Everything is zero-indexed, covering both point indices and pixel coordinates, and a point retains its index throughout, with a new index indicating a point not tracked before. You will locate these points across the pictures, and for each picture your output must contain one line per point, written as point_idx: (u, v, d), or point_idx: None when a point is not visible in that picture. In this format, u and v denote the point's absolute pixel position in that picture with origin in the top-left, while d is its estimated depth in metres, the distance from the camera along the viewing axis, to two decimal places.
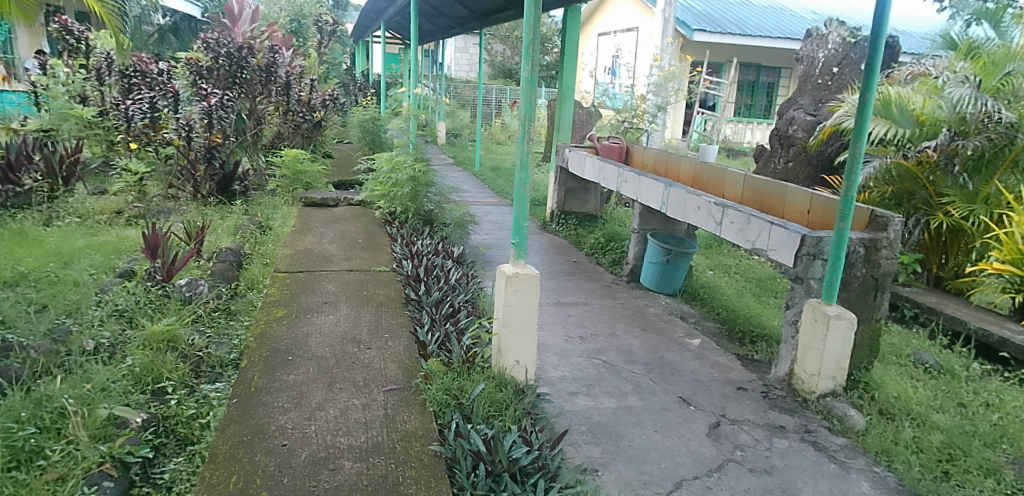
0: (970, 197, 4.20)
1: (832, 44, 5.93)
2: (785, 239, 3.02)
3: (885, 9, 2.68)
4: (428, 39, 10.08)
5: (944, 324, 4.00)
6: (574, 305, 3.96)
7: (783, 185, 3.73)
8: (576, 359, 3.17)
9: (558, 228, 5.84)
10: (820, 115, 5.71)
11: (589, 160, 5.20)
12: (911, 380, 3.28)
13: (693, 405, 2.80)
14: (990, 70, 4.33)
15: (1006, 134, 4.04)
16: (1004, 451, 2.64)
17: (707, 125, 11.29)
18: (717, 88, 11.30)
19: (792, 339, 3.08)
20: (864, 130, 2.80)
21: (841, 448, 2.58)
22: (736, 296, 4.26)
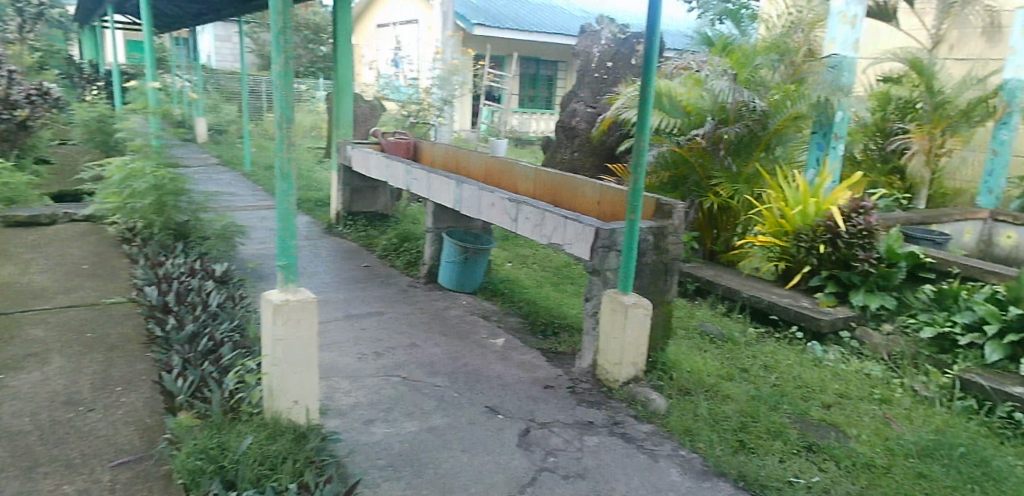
0: (734, 177, 4.59)
1: (605, 40, 6.31)
2: (579, 233, 2.97)
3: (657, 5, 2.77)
4: (175, 24, 8.77)
5: (721, 294, 4.29)
6: (366, 316, 3.58)
7: (572, 177, 3.71)
8: (370, 379, 2.81)
9: (345, 230, 5.38)
10: (598, 106, 5.98)
11: (374, 157, 4.83)
12: (701, 352, 3.43)
13: (501, 414, 2.61)
14: (742, 62, 4.59)
15: (758, 122, 4.46)
16: (787, 412, 2.88)
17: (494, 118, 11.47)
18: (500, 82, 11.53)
19: (593, 331, 3.04)
20: (646, 122, 2.84)
21: (648, 436, 2.59)
22: (536, 287, 4.20)
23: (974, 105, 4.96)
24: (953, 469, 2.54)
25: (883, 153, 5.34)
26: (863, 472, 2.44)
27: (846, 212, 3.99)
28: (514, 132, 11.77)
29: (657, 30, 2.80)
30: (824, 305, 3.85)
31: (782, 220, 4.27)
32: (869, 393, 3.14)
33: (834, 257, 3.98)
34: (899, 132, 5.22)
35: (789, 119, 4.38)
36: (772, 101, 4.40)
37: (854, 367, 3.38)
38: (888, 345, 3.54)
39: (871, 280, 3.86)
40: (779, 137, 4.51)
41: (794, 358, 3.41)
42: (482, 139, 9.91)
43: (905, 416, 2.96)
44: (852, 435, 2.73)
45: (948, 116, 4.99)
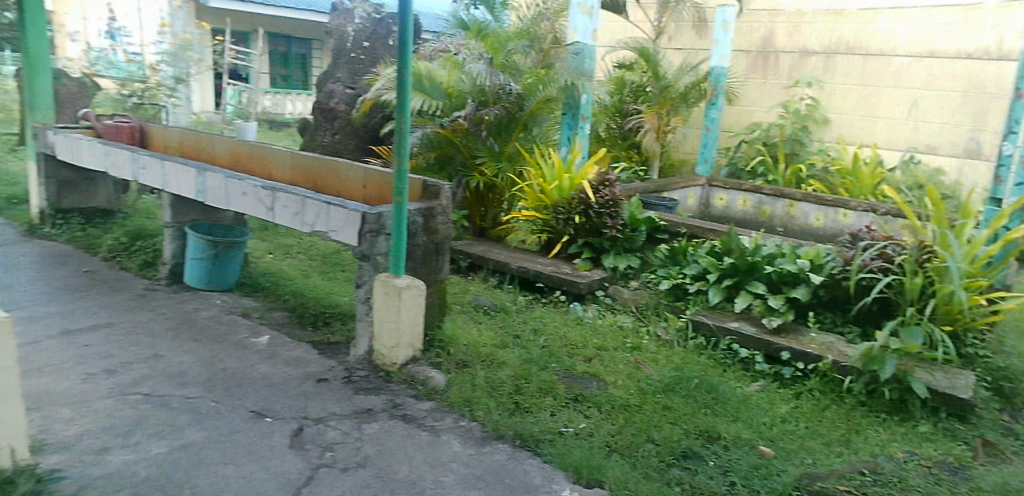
0: (497, 156, 4.79)
1: (360, 19, 6.10)
2: (346, 219, 2.83)
3: None
4: None
5: (492, 268, 4.46)
6: (92, 331, 3.06)
7: (334, 161, 3.55)
8: (102, 402, 2.40)
9: (56, 230, 4.75)
10: (358, 88, 5.84)
11: (87, 144, 4.16)
12: (476, 324, 3.56)
13: (270, 416, 2.42)
14: (497, 47, 4.90)
15: (515, 104, 4.70)
16: (556, 369, 3.19)
17: (242, 98, 10.59)
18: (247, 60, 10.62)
19: (366, 316, 2.95)
20: (406, 105, 2.82)
21: (429, 413, 2.64)
22: (304, 278, 3.97)
23: (690, 88, 5.82)
24: (689, 396, 3.11)
25: (622, 131, 6.06)
26: (619, 413, 2.87)
27: (595, 185, 4.40)
28: (267, 114, 10.98)
29: (410, 11, 2.78)
30: (583, 270, 4.24)
31: (541, 194, 4.58)
32: (623, 343, 3.60)
33: (587, 227, 4.39)
34: (634, 112, 5.93)
35: (542, 101, 4.69)
36: (525, 84, 4.70)
37: (609, 322, 3.83)
38: (636, 298, 4.07)
39: (619, 245, 4.34)
40: (535, 118, 4.79)
41: (559, 320, 3.72)
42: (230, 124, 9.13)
43: (652, 358, 3.47)
44: (609, 382, 3.15)
45: (671, 98, 5.77)
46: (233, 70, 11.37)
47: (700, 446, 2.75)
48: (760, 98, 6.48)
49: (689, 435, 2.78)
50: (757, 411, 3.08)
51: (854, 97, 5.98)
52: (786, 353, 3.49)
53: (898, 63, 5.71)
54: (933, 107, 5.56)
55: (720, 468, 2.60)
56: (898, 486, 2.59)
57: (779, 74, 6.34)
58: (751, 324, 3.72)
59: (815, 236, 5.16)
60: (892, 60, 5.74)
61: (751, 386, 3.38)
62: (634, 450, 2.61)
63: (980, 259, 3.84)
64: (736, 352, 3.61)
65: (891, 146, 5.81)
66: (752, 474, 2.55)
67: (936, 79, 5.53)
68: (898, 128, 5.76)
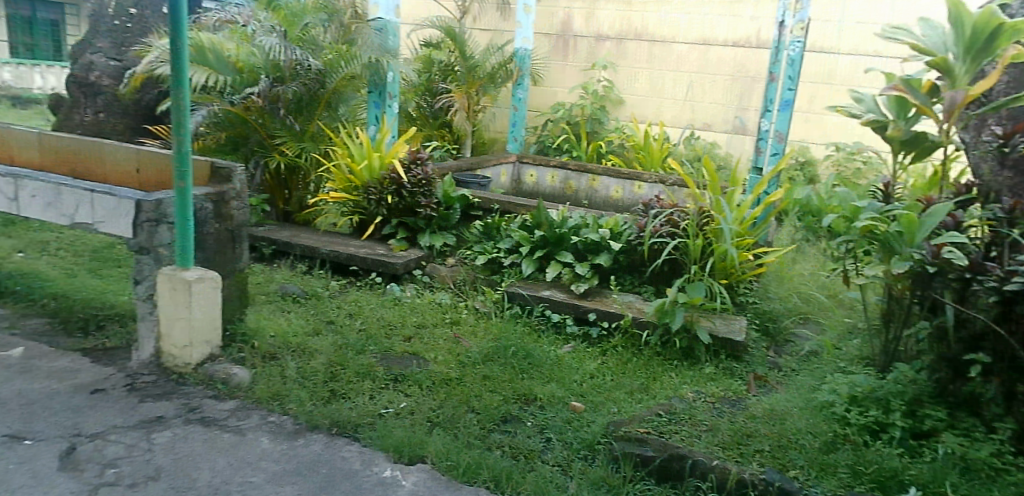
0: (298, 136, 4.57)
1: None
2: (114, 208, 2.56)
3: None
4: None
5: (301, 253, 4.23)
6: None
7: (98, 143, 3.15)
8: None
9: None
10: (125, 60, 5.72)
11: None
12: (283, 314, 3.40)
13: (30, 439, 2.14)
14: (291, 20, 4.51)
15: (315, 80, 4.51)
16: (372, 351, 3.19)
17: None
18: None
19: (150, 315, 2.69)
20: (183, 80, 2.52)
21: (231, 413, 2.52)
22: (70, 281, 3.58)
23: (496, 68, 6.00)
24: (507, 364, 3.29)
25: (432, 110, 6.11)
26: (440, 388, 2.97)
27: (407, 164, 4.34)
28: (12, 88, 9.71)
29: None
30: (398, 249, 4.19)
31: (350, 175, 4.45)
32: (442, 318, 3.65)
33: (401, 206, 4.32)
34: (443, 91, 6.03)
35: (345, 79, 4.54)
36: (326, 60, 4.50)
37: (428, 299, 3.84)
38: (453, 275, 4.11)
39: (433, 224, 4.34)
40: (339, 96, 4.66)
41: (375, 301, 3.70)
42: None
43: (470, 331, 3.57)
44: (430, 359, 3.22)
45: (479, 78, 5.93)
46: None
47: (518, 409, 2.97)
48: (562, 79, 6.85)
49: (507, 400, 2.97)
50: (568, 371, 3.34)
51: (643, 79, 6.55)
52: (593, 314, 3.80)
53: (678, 49, 6.36)
54: (707, 89, 6.31)
55: (536, 428, 2.84)
56: (687, 422, 2.98)
57: (578, 57, 6.75)
58: (561, 291, 3.98)
59: (615, 206, 5.59)
60: (673, 46, 6.38)
61: (563, 348, 3.63)
62: (455, 421, 2.73)
63: (746, 220, 4.44)
64: (549, 317, 3.84)
65: (676, 124, 6.47)
66: (566, 428, 2.83)
67: (708, 64, 6.27)
68: (679, 107, 6.43)
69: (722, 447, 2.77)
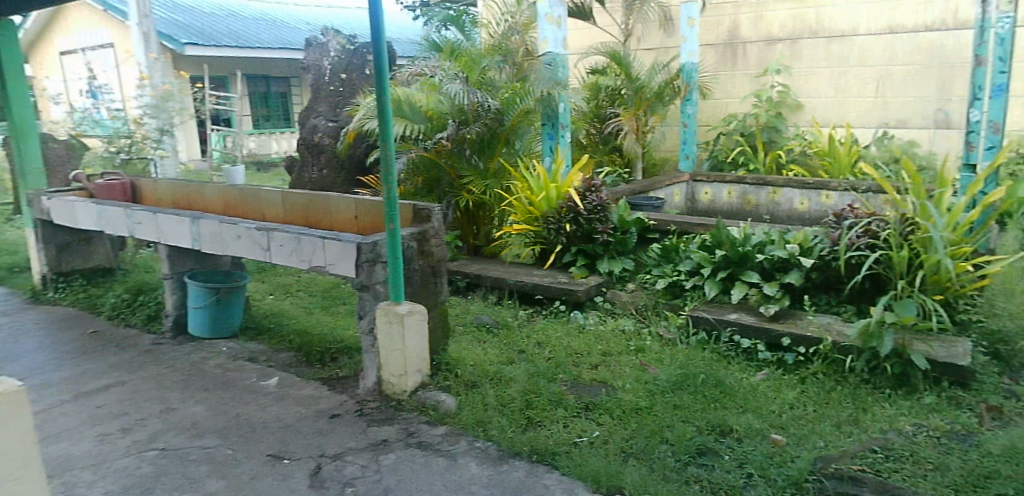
0: (482, 174, 4.88)
1: (334, 52, 6.21)
2: (342, 251, 2.90)
3: (379, 19, 2.96)
4: None
5: (490, 285, 4.47)
6: (102, 390, 2.93)
7: (324, 195, 3.65)
8: (120, 462, 2.32)
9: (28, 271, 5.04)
10: (340, 119, 5.98)
11: (53, 200, 4.21)
12: (482, 344, 3.57)
13: (288, 458, 2.35)
14: (471, 65, 4.99)
15: (495, 119, 4.78)
16: (563, 380, 3.24)
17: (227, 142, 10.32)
18: (228, 103, 10.64)
19: (372, 348, 2.94)
20: (389, 132, 2.97)
21: (442, 439, 2.57)
22: (306, 315, 3.84)
23: (663, 86, 5.94)
24: (698, 393, 3.11)
25: (602, 136, 6.20)
26: (631, 417, 2.85)
27: (582, 191, 4.49)
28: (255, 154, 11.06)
29: (383, 42, 2.98)
30: (580, 277, 4.31)
31: (530, 207, 4.65)
32: (627, 346, 3.66)
33: (579, 234, 4.45)
34: (612, 116, 6.08)
35: (521, 114, 4.79)
36: (503, 99, 4.79)
37: (611, 326, 3.88)
38: (634, 300, 4.12)
39: (612, 249, 4.42)
40: (516, 131, 4.90)
41: (562, 330, 3.80)
42: (219, 168, 8.98)
43: (656, 358, 3.50)
44: (618, 387, 3.17)
45: (646, 99, 5.89)
46: (216, 117, 11.14)
47: (714, 441, 2.72)
48: (733, 89, 6.61)
49: (702, 431, 2.75)
50: (765, 400, 3.09)
51: (821, 78, 6.11)
52: (786, 339, 3.53)
53: (860, 41, 5.83)
54: (899, 82, 5.72)
55: (736, 462, 2.56)
56: (910, 459, 2.57)
57: (749, 64, 6.46)
58: (749, 314, 3.78)
59: (801, 219, 5.33)
60: (855, 39, 5.86)
61: (756, 376, 3.41)
62: (650, 451, 2.58)
63: (962, 225, 3.88)
64: (739, 343, 3.66)
65: (864, 123, 5.95)
66: (768, 463, 2.52)
67: (898, 54, 5.68)
68: (868, 106, 5.90)
69: (954, 490, 2.34)
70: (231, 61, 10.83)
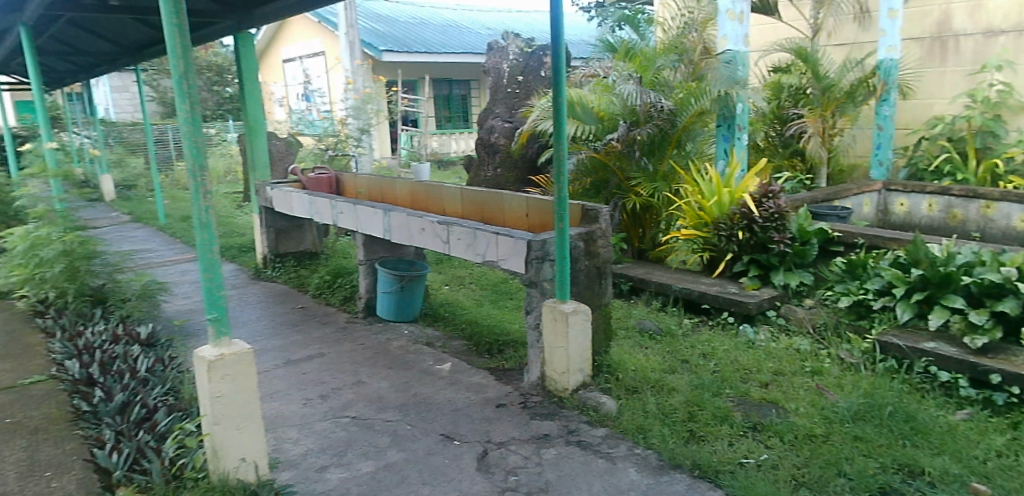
0: (651, 176, 4.84)
1: (513, 55, 6.57)
2: (513, 248, 3.02)
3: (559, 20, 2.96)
4: (71, 78, 8.28)
5: (655, 290, 4.41)
6: (307, 359, 3.36)
7: (499, 193, 3.83)
8: (320, 424, 2.65)
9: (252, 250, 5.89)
10: (515, 120, 6.23)
11: (275, 190, 4.88)
12: (644, 350, 3.55)
13: (458, 440, 2.53)
14: (645, 65, 4.91)
15: (668, 120, 4.70)
16: (729, 396, 3.10)
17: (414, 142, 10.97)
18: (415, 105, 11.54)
19: (537, 343, 3.05)
20: (563, 133, 3.02)
21: (603, 441, 2.60)
22: (477, 307, 4.08)
23: (856, 85, 5.39)
24: (884, 426, 2.78)
25: (783, 138, 5.83)
26: (804, 444, 2.63)
27: (757, 198, 4.26)
28: (437, 153, 11.82)
29: (562, 43, 2.98)
30: (750, 288, 4.11)
31: (700, 211, 4.51)
32: (801, 367, 3.41)
33: (752, 242, 4.24)
34: (795, 117, 5.65)
35: (695, 115, 4.67)
36: (677, 99, 4.68)
37: (784, 344, 3.64)
38: (812, 318, 3.83)
39: (789, 260, 4.14)
40: (689, 133, 4.80)
41: (729, 343, 3.65)
42: (406, 164, 9.76)
43: (836, 383, 3.22)
44: (791, 409, 2.95)
45: (835, 98, 5.40)
46: (405, 118, 12.07)
47: (901, 482, 2.40)
48: (941, 87, 5.84)
49: (887, 469, 2.44)
50: (968, 443, 2.65)
51: None
52: (995, 376, 2.97)
53: None
54: None
55: None
56: None
57: (963, 60, 5.66)
58: (950, 345, 3.27)
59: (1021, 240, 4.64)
60: None
61: (957, 415, 2.95)
62: (824, 484, 2.35)
63: None
64: (936, 375, 3.19)
65: None
66: None
67: None
68: None
69: None
70: (420, 65, 11.72)
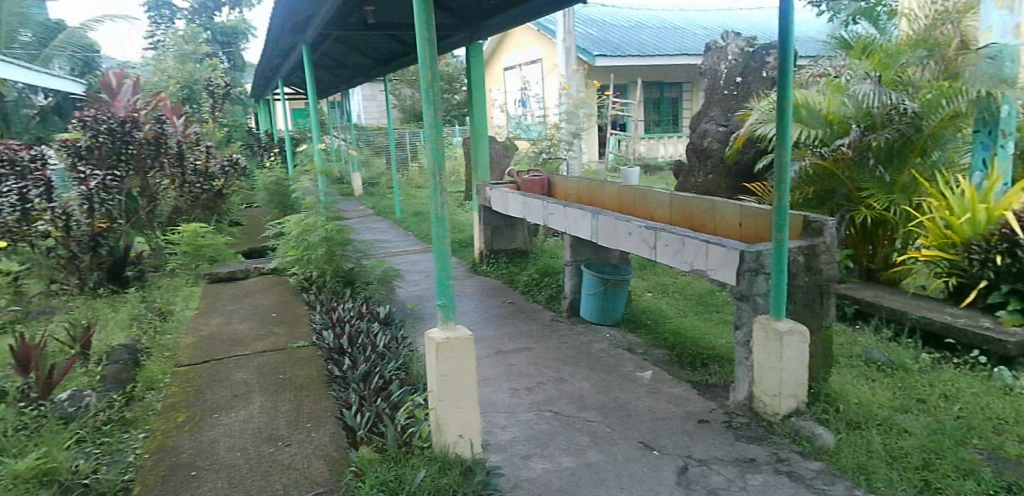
0: (888, 188, 4.30)
1: (732, 55, 6.27)
2: (724, 257, 2.89)
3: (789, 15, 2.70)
4: (335, 89, 9.73)
5: (887, 316, 3.96)
6: (516, 352, 3.58)
7: (711, 200, 3.71)
8: (525, 414, 2.82)
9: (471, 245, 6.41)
10: (731, 124, 5.96)
11: (493, 191, 5.25)
12: (869, 383, 3.19)
13: (657, 450, 2.52)
14: (886, 62, 4.40)
15: (911, 124, 4.17)
16: (977, 447, 2.59)
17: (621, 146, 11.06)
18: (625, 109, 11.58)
19: (746, 361, 2.91)
20: (787, 137, 2.75)
21: (817, 475, 2.40)
22: (680, 317, 4.00)
23: None
24: None
25: None
26: None
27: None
28: (643, 157, 11.76)
29: (791, 40, 2.73)
30: (1010, 325, 3.44)
31: (947, 230, 3.91)
32: None
33: (1016, 269, 3.58)
34: None
35: (946, 119, 4.09)
36: (925, 101, 4.13)
37: None
38: None
39: None
40: (937, 140, 4.22)
41: (980, 386, 3.12)
42: (614, 169, 9.85)
43: None
44: None
45: None
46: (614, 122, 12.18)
47: None
48: None
49: None
50: None
51: None
52: None
53: None
54: None
55: None
56: None
57: None
58: None
59: None
60: None
61: None
62: None
63: None
64: None
65: None
66: None
67: None
68: None
69: None
70: (632, 69, 11.73)
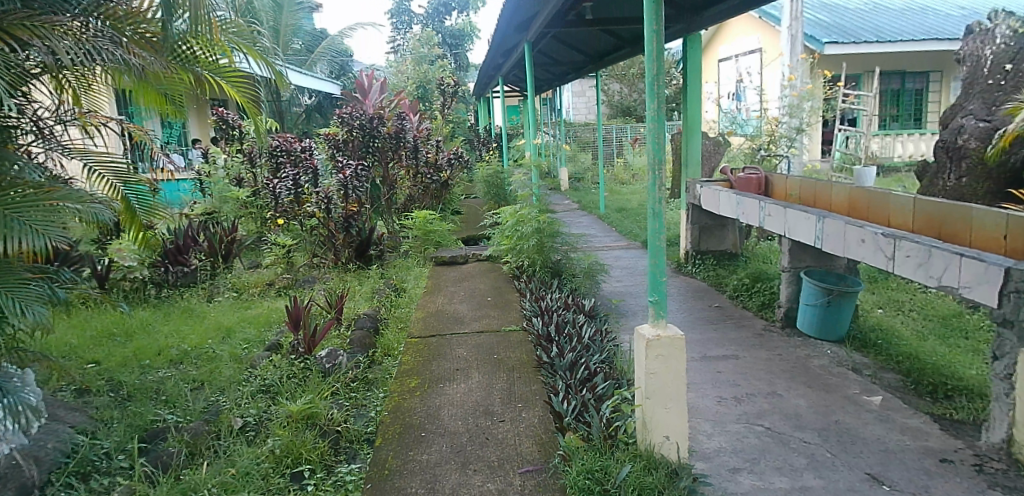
0: None
1: (1000, 39, 5.30)
2: (982, 274, 2.46)
3: None
4: (549, 85, 10.09)
5: None
6: (724, 359, 3.46)
7: (967, 206, 3.21)
8: (733, 426, 2.72)
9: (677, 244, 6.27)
10: (996, 119, 5.06)
11: (705, 189, 5.08)
12: None
13: (887, 485, 2.28)
14: None
15: None
16: None
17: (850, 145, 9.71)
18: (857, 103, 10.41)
19: (1006, 397, 2.47)
20: None
21: None
22: (919, 341, 3.52)
23: None
24: None
25: None
26: None
27: None
28: (876, 156, 10.47)
29: None
30: None
31: None
32: None
33: None
34: None
35: None
36: None
37: None
38: None
39: None
40: None
41: None
42: (840, 168, 8.93)
43: None
44: None
45: None
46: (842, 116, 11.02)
47: None
48: None
49: None
50: None
51: None
52: None
53: None
54: None
55: None
56: None
57: None
58: None
59: None
60: None
61: None
62: None
63: None
64: None
65: None
66: None
67: None
68: None
69: None
70: (867, 58, 10.49)
